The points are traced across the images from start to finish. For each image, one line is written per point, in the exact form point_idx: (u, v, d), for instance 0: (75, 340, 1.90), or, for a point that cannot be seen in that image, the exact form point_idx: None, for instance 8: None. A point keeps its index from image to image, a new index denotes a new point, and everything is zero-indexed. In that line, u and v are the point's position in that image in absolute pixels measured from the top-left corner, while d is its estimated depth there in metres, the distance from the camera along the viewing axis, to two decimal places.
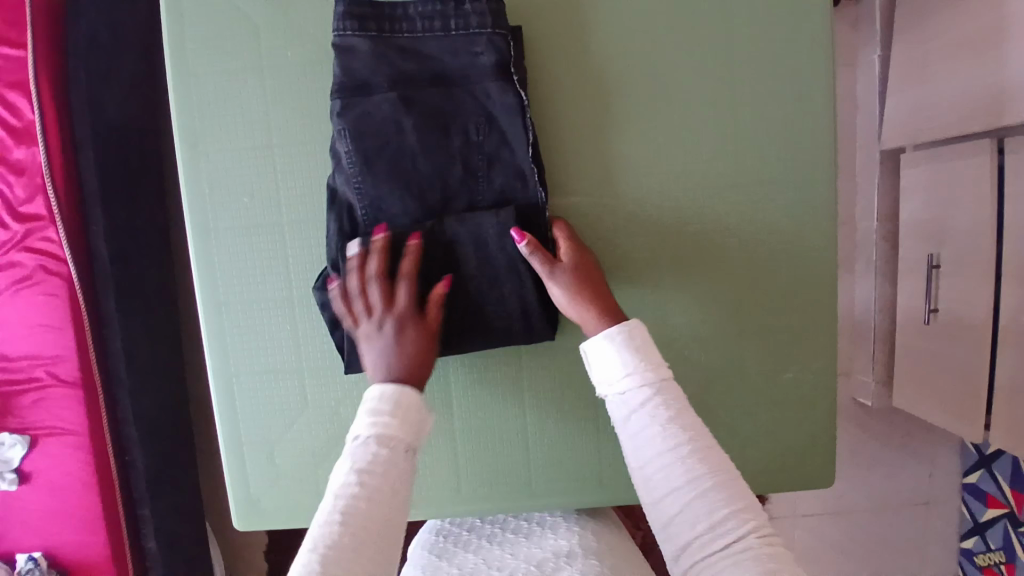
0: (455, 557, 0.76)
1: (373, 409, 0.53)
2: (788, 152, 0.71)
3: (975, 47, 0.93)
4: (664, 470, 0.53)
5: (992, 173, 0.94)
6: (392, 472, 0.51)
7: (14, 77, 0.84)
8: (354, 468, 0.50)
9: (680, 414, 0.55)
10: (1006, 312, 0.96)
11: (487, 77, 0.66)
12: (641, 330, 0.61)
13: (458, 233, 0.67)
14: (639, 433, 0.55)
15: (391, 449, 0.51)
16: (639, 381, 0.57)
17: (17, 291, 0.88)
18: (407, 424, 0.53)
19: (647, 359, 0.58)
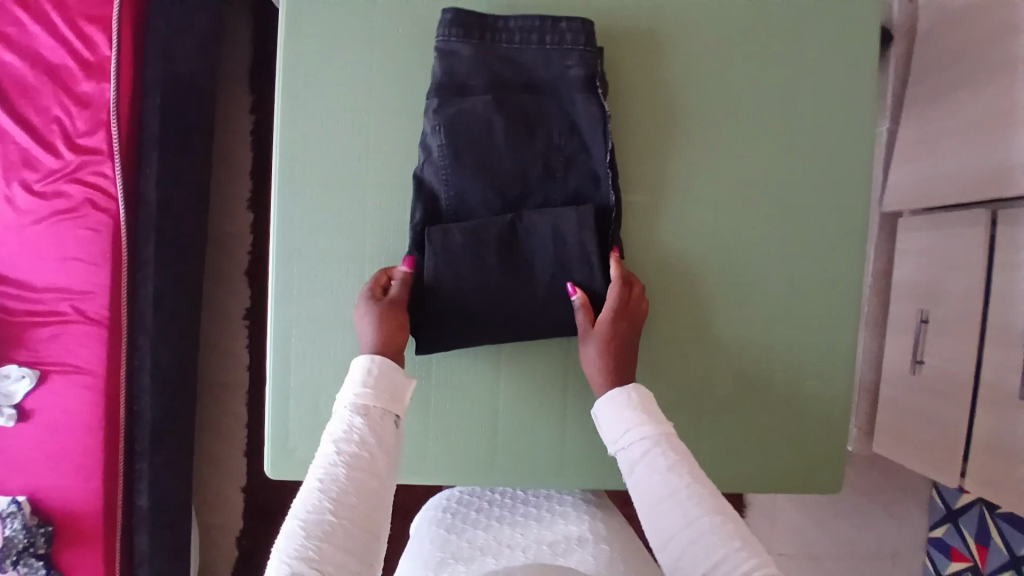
0: (465, 532, 0.75)
1: (352, 387, 0.59)
2: (839, 175, 0.74)
3: (985, 124, 1.02)
4: (667, 516, 0.54)
5: (985, 243, 1.03)
6: (370, 441, 0.56)
7: (97, 13, 0.87)
8: (333, 441, 0.55)
9: (679, 463, 0.57)
10: (988, 370, 1.02)
11: (575, 89, 0.70)
12: (645, 391, 0.64)
13: (536, 225, 0.70)
14: (642, 482, 0.57)
15: (368, 420, 0.57)
16: (639, 435, 0.60)
17: (57, 222, 0.87)
18: (382, 396, 0.59)
19: (648, 417, 0.61)
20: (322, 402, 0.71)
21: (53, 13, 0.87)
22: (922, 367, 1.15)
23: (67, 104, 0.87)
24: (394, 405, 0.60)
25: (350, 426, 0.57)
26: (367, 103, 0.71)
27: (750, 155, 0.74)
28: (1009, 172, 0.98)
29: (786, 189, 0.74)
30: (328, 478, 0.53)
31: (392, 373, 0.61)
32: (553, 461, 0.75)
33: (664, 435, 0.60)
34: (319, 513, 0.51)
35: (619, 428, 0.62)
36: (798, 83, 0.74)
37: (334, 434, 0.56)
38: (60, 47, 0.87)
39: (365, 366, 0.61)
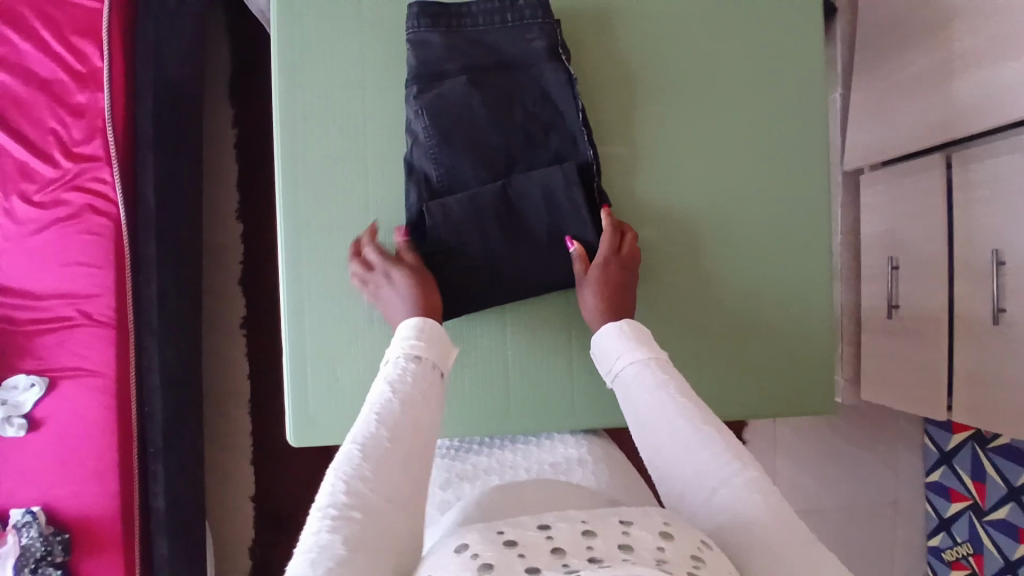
0: (470, 458, 0.79)
1: (401, 340, 0.60)
2: (798, 117, 0.79)
3: (930, 76, 1.10)
4: (654, 428, 0.57)
5: (943, 188, 1.09)
6: (421, 385, 0.57)
7: (85, 25, 0.90)
8: (388, 379, 0.56)
9: (670, 382, 0.60)
10: (961, 303, 1.08)
11: (543, 60, 0.74)
12: (639, 324, 0.68)
13: (528, 189, 0.73)
14: (635, 401, 0.60)
15: (419, 367, 0.59)
16: (632, 360, 0.63)
17: (59, 229, 0.89)
18: (432, 349, 0.61)
19: (641, 344, 0.64)
20: (337, 369, 0.75)
21: (42, 28, 0.90)
22: (898, 312, 1.20)
23: (62, 115, 0.90)
24: (441, 362, 0.61)
25: (403, 369, 0.58)
26: (360, 82, 0.75)
27: (712, 104, 0.78)
28: (957, 116, 1.05)
29: (751, 133, 0.79)
30: (384, 409, 0.53)
31: (438, 333, 0.63)
32: (560, 406, 0.78)
33: (656, 360, 0.63)
34: (376, 437, 0.51)
35: (614, 353, 0.65)
36: (754, 37, 0.79)
37: (387, 375, 0.57)
38: (50, 60, 0.90)
39: (414, 323, 0.62)
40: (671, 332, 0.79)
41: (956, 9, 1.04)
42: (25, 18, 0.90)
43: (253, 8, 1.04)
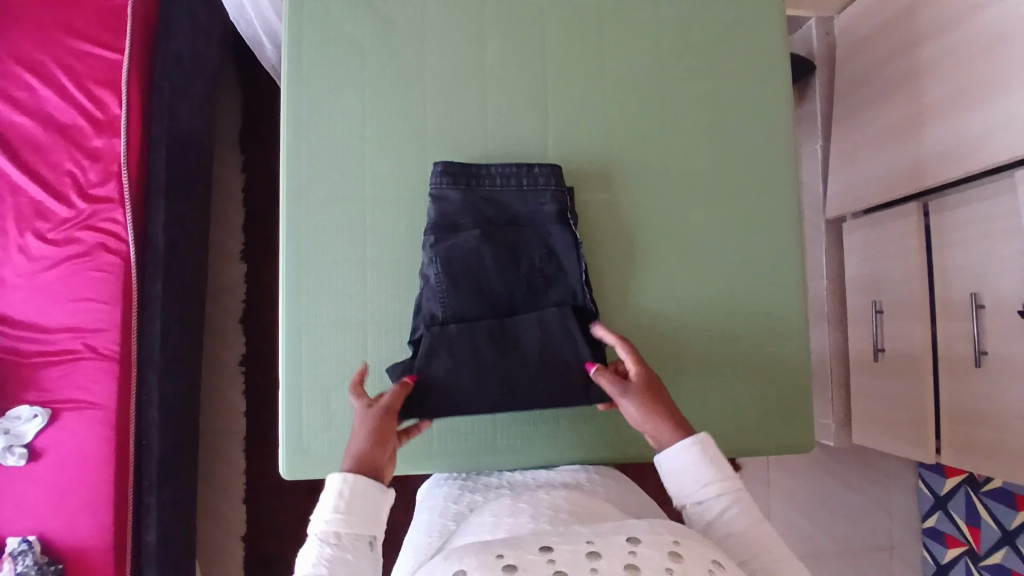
0: (480, 479, 0.77)
1: (324, 512, 0.58)
2: (768, 161, 0.84)
3: (903, 129, 1.15)
4: (743, 573, 0.56)
5: (919, 233, 1.14)
6: (349, 565, 0.56)
7: (104, 77, 0.97)
8: (313, 564, 0.55)
9: (752, 520, 0.58)
10: (943, 344, 1.11)
11: (550, 222, 0.77)
12: (709, 439, 0.63)
13: (526, 331, 0.74)
14: (720, 537, 0.58)
15: (344, 543, 0.57)
16: (711, 492, 0.60)
17: (72, 267, 0.93)
18: (358, 520, 0.58)
19: (723, 474, 0.61)
20: (329, 400, 0.77)
21: (63, 78, 0.96)
22: (884, 354, 1.22)
23: (79, 159, 0.95)
24: (371, 526, 0.59)
25: (323, 555, 0.56)
26: (362, 129, 0.80)
27: (688, 152, 0.83)
28: (927, 167, 1.10)
29: (725, 180, 0.83)
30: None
31: (365, 490, 0.59)
32: (546, 437, 0.78)
33: (732, 488, 0.60)
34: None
35: (688, 477, 0.61)
36: (725, 88, 0.84)
37: (308, 562, 0.56)
38: (70, 107, 0.96)
39: (340, 486, 0.59)
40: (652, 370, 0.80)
41: (926, 67, 1.10)
42: (49, 70, 0.96)
43: (264, 64, 1.11)
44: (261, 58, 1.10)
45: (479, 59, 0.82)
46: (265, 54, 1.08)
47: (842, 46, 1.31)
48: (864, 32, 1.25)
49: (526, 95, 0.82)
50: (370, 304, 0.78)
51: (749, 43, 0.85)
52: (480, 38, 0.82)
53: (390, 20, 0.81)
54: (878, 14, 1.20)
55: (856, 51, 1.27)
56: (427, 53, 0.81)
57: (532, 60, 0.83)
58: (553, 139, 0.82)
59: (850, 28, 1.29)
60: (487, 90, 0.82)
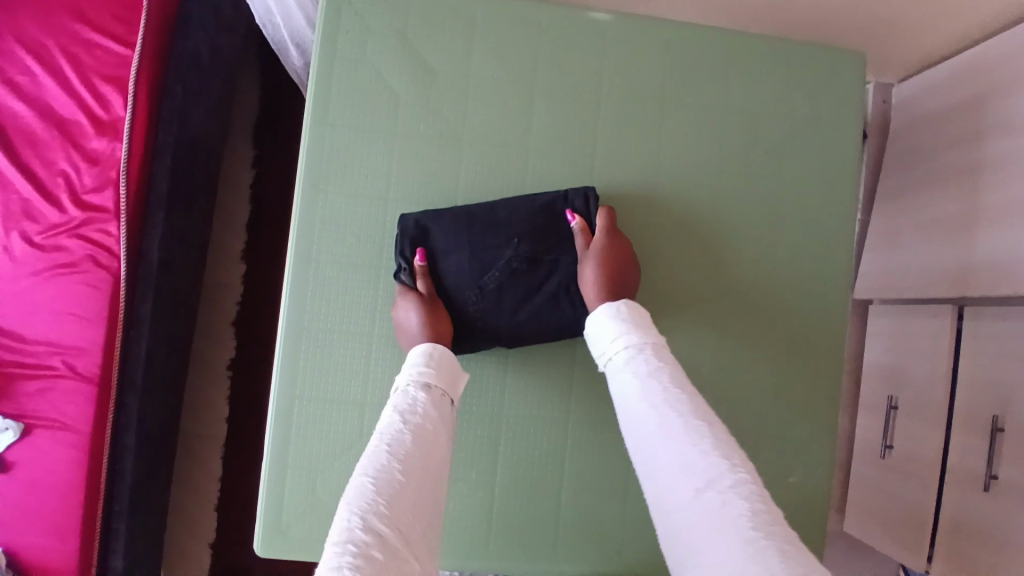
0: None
1: (412, 366, 0.63)
2: (817, 282, 0.80)
3: (954, 225, 1.08)
4: (643, 421, 0.55)
5: (951, 335, 1.09)
6: (431, 416, 0.59)
7: (112, 72, 0.89)
8: (398, 411, 0.58)
9: (664, 368, 0.58)
10: (955, 455, 1.07)
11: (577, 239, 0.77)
12: (635, 303, 0.65)
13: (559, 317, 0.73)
14: (627, 387, 0.58)
15: (430, 397, 0.61)
16: (627, 342, 0.61)
17: (56, 276, 0.87)
18: (442, 378, 0.64)
19: (640, 326, 0.63)
20: (317, 480, 0.73)
21: (67, 68, 0.89)
22: (891, 451, 1.19)
23: (76, 160, 0.88)
24: (450, 389, 0.64)
25: (412, 401, 0.60)
26: (387, 192, 0.75)
27: (736, 255, 0.79)
28: (973, 273, 1.04)
29: (771, 289, 0.79)
30: (395, 442, 0.55)
31: (450, 358, 0.65)
32: (545, 544, 0.76)
33: (657, 343, 0.61)
34: (389, 471, 0.52)
35: (612, 331, 0.63)
36: (783, 198, 0.80)
37: (397, 405, 0.59)
38: (72, 102, 0.88)
39: (425, 350, 0.65)
40: None
41: (988, 167, 1.03)
42: (54, 59, 0.89)
43: (291, 70, 1.01)
44: (286, 63, 1.00)
45: (527, 128, 0.77)
46: (291, 61, 0.99)
47: (898, 119, 1.24)
48: (926, 110, 1.17)
49: (572, 172, 0.77)
50: (374, 382, 0.73)
51: (816, 153, 0.80)
52: (530, 103, 0.77)
53: (435, 72, 0.76)
54: (947, 93, 1.12)
55: (916, 129, 1.19)
56: (469, 115, 0.76)
57: (582, 140, 0.77)
58: None
59: (910, 102, 1.21)
60: (529, 167, 0.77)
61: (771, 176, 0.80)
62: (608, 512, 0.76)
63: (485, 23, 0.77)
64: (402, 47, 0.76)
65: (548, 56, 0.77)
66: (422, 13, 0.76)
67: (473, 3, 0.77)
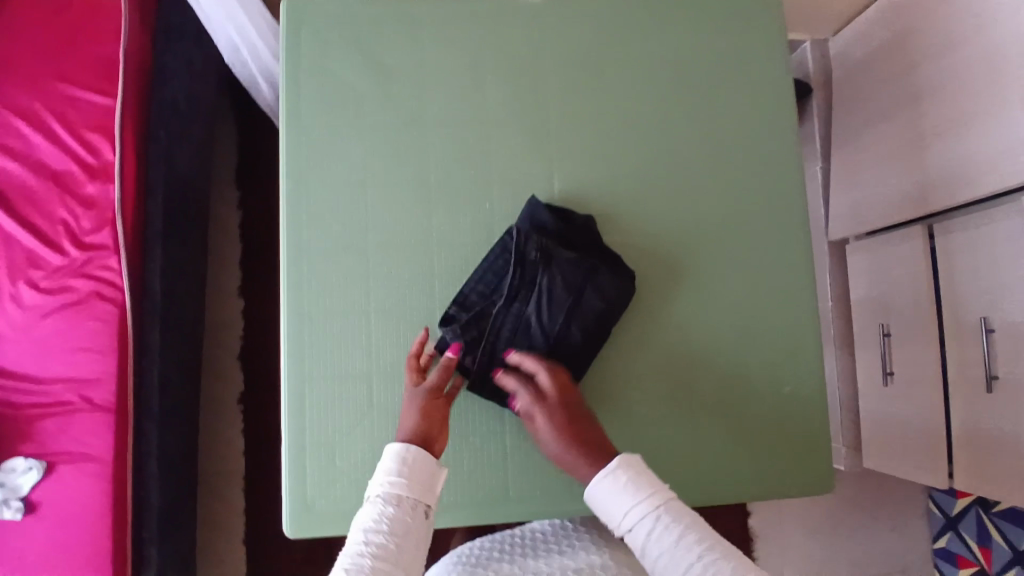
0: (492, 565, 0.76)
1: (383, 473, 0.61)
2: (778, 203, 0.85)
3: (906, 152, 1.14)
4: None
5: (925, 254, 1.11)
6: (398, 533, 0.58)
7: (98, 122, 0.96)
8: (364, 528, 0.58)
9: (689, 527, 0.58)
10: (953, 366, 1.09)
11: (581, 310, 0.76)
12: (631, 461, 0.63)
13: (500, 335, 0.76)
14: (659, 555, 0.57)
15: (399, 510, 0.59)
16: (642, 511, 0.59)
17: (66, 315, 0.91)
18: (415, 486, 0.61)
19: (641, 486, 0.60)
20: (335, 453, 0.76)
21: (57, 126, 0.95)
22: (893, 378, 1.20)
23: (73, 206, 0.94)
24: (427, 495, 0.61)
25: (379, 516, 0.59)
26: (364, 178, 0.80)
27: (696, 187, 0.84)
28: (932, 190, 1.08)
29: (734, 215, 0.84)
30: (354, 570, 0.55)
31: (425, 460, 0.62)
32: (561, 485, 0.78)
33: (666, 501, 0.60)
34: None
35: (620, 503, 0.60)
36: (731, 129, 0.85)
37: (364, 523, 0.58)
38: (63, 154, 0.95)
39: (397, 453, 0.62)
40: (668, 409, 0.81)
41: (926, 91, 1.09)
42: (43, 119, 0.96)
43: (262, 102, 1.09)
44: (258, 98, 1.08)
45: (483, 103, 0.83)
46: (261, 93, 1.06)
47: (838, 69, 1.30)
48: (861, 53, 1.24)
49: (530, 136, 0.83)
50: (377, 353, 0.77)
51: (753, 86, 0.86)
52: (483, 82, 0.83)
53: (392, 65, 0.82)
54: (877, 35, 1.19)
55: (852, 73, 1.26)
56: (429, 97, 0.82)
57: (535, 105, 0.83)
58: (559, 180, 0.82)
59: (848, 50, 1.27)
60: (492, 137, 0.82)
61: (716, 112, 0.85)
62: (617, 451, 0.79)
63: (431, 17, 0.84)
64: (359, 48, 0.83)
65: (493, 36, 0.84)
66: (374, 16, 0.83)
67: (418, 1, 0.84)
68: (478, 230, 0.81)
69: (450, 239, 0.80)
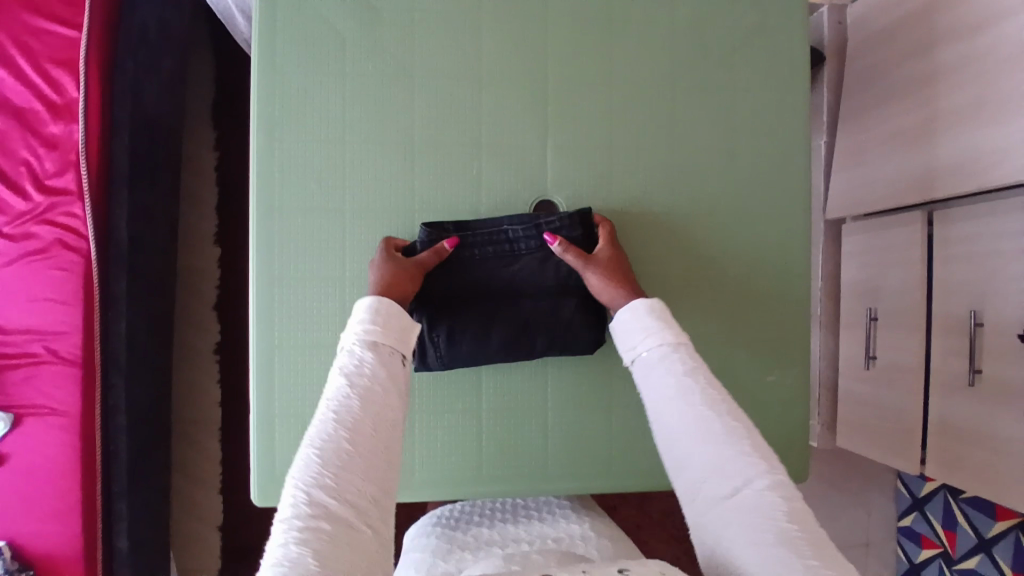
0: (470, 529, 0.76)
1: (354, 324, 0.59)
2: (778, 187, 0.81)
3: (914, 134, 1.09)
4: (681, 416, 0.54)
5: (924, 243, 1.09)
6: (378, 376, 0.56)
7: (61, 54, 0.89)
8: (344, 373, 0.55)
9: (696, 369, 0.57)
10: (936, 358, 1.08)
11: (574, 314, 0.74)
12: (659, 303, 0.64)
13: (473, 283, 0.74)
14: (657, 383, 0.57)
15: (376, 353, 0.58)
16: (655, 344, 0.60)
17: (29, 264, 0.87)
18: (389, 333, 0.60)
19: (666, 326, 0.61)
20: (304, 425, 0.74)
21: (17, 55, 0.88)
22: (875, 362, 1.19)
23: (35, 146, 0.88)
24: (401, 343, 0.60)
25: (358, 360, 0.57)
26: (344, 139, 0.75)
27: (695, 168, 0.80)
28: (938, 176, 1.05)
29: (732, 198, 0.80)
30: (341, 410, 0.52)
31: (393, 311, 0.61)
32: (536, 467, 0.77)
33: (680, 343, 0.60)
34: (334, 443, 0.50)
35: (635, 333, 0.62)
36: (738, 106, 0.80)
37: (344, 365, 0.56)
38: (26, 89, 0.88)
39: (369, 305, 0.61)
40: None
41: (945, 69, 1.03)
42: (3, 47, 0.88)
43: (240, 39, 1.01)
44: (234, 33, 1.00)
45: (475, 60, 0.77)
46: (238, 28, 0.98)
47: (855, 37, 1.22)
48: (879, 22, 1.16)
49: (524, 100, 0.78)
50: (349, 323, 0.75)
51: (765, 60, 0.81)
52: (476, 38, 0.77)
53: (380, 13, 0.76)
54: (898, 5, 1.12)
55: (869, 43, 1.19)
56: (418, 53, 0.76)
57: (531, 68, 0.78)
58: (552, 153, 0.78)
59: (865, 19, 1.19)
60: (483, 102, 0.77)
61: (723, 86, 0.80)
62: (593, 437, 0.78)
63: None
64: None
65: None
66: None
67: None
68: (464, 200, 0.77)
69: (434, 211, 0.76)
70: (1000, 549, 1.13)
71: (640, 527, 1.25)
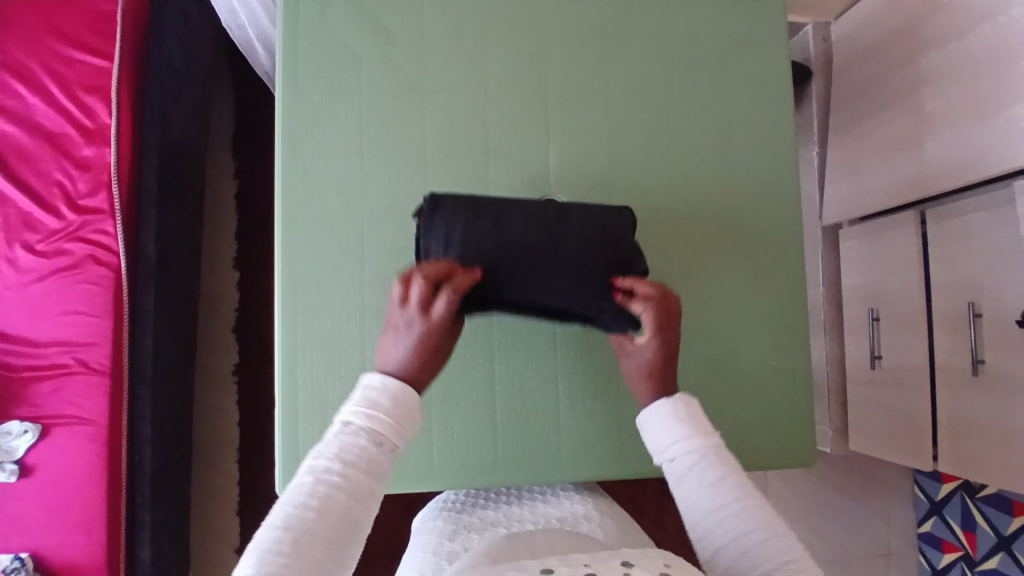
0: (476, 512, 0.79)
1: (358, 400, 0.53)
2: (771, 182, 0.85)
3: (902, 139, 1.14)
4: (712, 511, 0.53)
5: (918, 242, 1.13)
6: (367, 467, 0.50)
7: (94, 84, 0.95)
8: (336, 455, 0.50)
9: (728, 472, 0.55)
10: (941, 353, 1.10)
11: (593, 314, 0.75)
12: (692, 401, 0.61)
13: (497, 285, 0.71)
14: (691, 483, 0.55)
15: (373, 441, 0.51)
16: (687, 447, 0.57)
17: (60, 279, 0.92)
18: (394, 426, 0.53)
19: (696, 425, 0.59)
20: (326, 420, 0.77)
21: (52, 86, 0.95)
22: (881, 362, 1.21)
23: (69, 168, 0.94)
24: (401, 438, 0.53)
25: (353, 442, 0.51)
26: (360, 147, 0.80)
27: (692, 165, 0.84)
28: (928, 177, 1.09)
29: (728, 193, 0.85)
30: (316, 495, 0.48)
31: (404, 398, 0.54)
32: (551, 456, 0.79)
33: (712, 444, 0.58)
34: (297, 531, 0.46)
35: (665, 432, 0.60)
36: (729, 107, 0.85)
37: (336, 444, 0.51)
38: (60, 116, 0.95)
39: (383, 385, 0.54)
40: None
41: (927, 76, 1.09)
42: (41, 80, 0.95)
43: (260, 70, 1.08)
44: (256, 66, 1.07)
45: (482, 72, 0.83)
46: (259, 60, 1.05)
47: (840, 53, 1.29)
48: (862, 37, 1.23)
49: (528, 108, 0.83)
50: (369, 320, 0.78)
51: (752, 65, 0.86)
52: (481, 53, 0.83)
53: (392, 32, 0.82)
54: (878, 20, 1.18)
55: (853, 57, 1.25)
56: (427, 67, 0.82)
57: (534, 79, 0.83)
58: (555, 155, 0.83)
59: (848, 35, 1.26)
60: (490, 110, 0.82)
61: (714, 89, 0.85)
62: (604, 426, 0.80)
63: None
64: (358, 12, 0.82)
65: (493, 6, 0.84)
66: None
67: None
68: None
69: None
70: (1019, 546, 1.12)
71: (658, 536, 1.25)
